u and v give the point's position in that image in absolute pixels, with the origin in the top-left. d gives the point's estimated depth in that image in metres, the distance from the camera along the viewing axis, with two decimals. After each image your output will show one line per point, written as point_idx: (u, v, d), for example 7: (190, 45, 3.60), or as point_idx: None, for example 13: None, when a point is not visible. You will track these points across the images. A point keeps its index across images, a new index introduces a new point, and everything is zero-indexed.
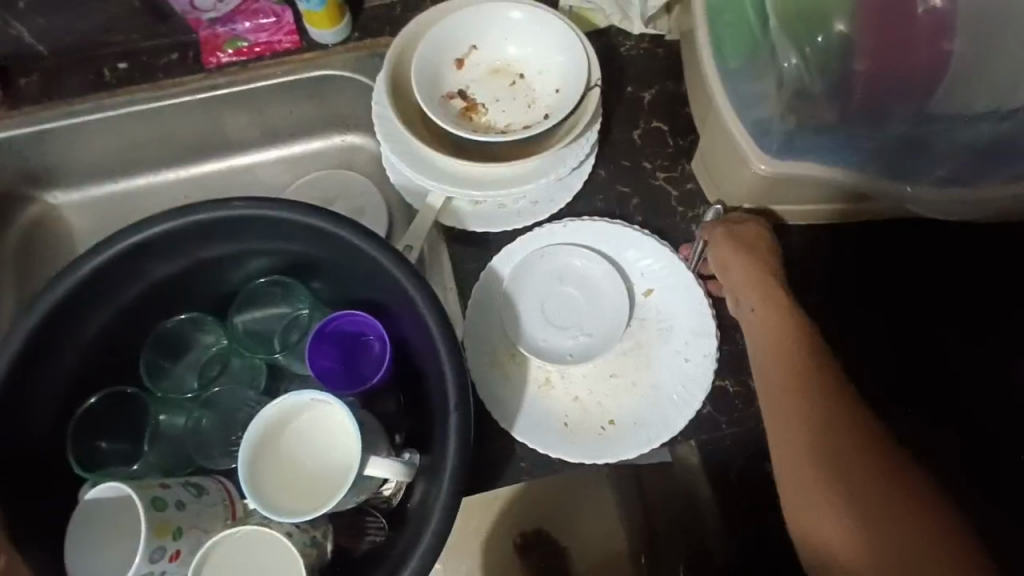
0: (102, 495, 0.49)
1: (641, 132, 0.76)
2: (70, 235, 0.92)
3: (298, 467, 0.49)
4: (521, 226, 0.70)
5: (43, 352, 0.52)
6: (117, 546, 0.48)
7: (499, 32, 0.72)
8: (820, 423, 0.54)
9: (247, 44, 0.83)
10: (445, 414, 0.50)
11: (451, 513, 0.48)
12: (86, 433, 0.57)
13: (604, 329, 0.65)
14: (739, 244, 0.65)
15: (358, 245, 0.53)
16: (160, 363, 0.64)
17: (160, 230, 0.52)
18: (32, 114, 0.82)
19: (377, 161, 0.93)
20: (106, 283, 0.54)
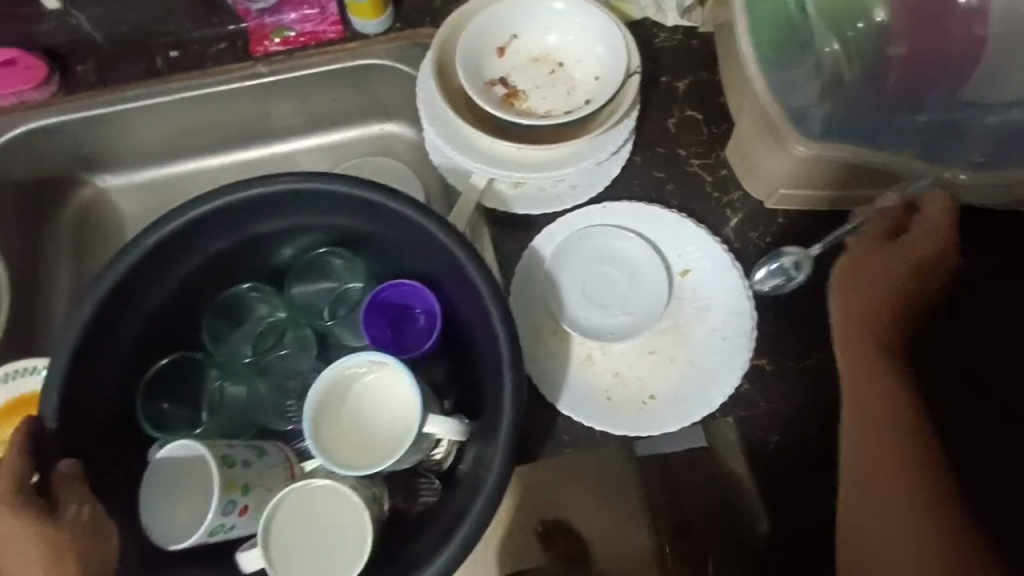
0: (171, 455, 0.52)
1: (677, 120, 0.78)
2: (118, 217, 0.95)
3: (359, 429, 0.52)
4: (562, 208, 0.72)
5: (107, 323, 0.53)
6: (189, 499, 0.51)
7: (540, 22, 0.74)
8: (882, 447, 0.57)
9: (293, 33, 0.86)
10: (499, 381, 0.52)
11: (507, 474, 0.50)
12: (151, 394, 0.60)
13: (643, 308, 0.68)
14: (860, 265, 0.62)
15: (414, 219, 0.55)
16: (222, 329, 0.67)
17: (218, 205, 0.54)
18: (88, 99, 0.85)
19: (415, 149, 0.96)
20: (165, 257, 0.55)
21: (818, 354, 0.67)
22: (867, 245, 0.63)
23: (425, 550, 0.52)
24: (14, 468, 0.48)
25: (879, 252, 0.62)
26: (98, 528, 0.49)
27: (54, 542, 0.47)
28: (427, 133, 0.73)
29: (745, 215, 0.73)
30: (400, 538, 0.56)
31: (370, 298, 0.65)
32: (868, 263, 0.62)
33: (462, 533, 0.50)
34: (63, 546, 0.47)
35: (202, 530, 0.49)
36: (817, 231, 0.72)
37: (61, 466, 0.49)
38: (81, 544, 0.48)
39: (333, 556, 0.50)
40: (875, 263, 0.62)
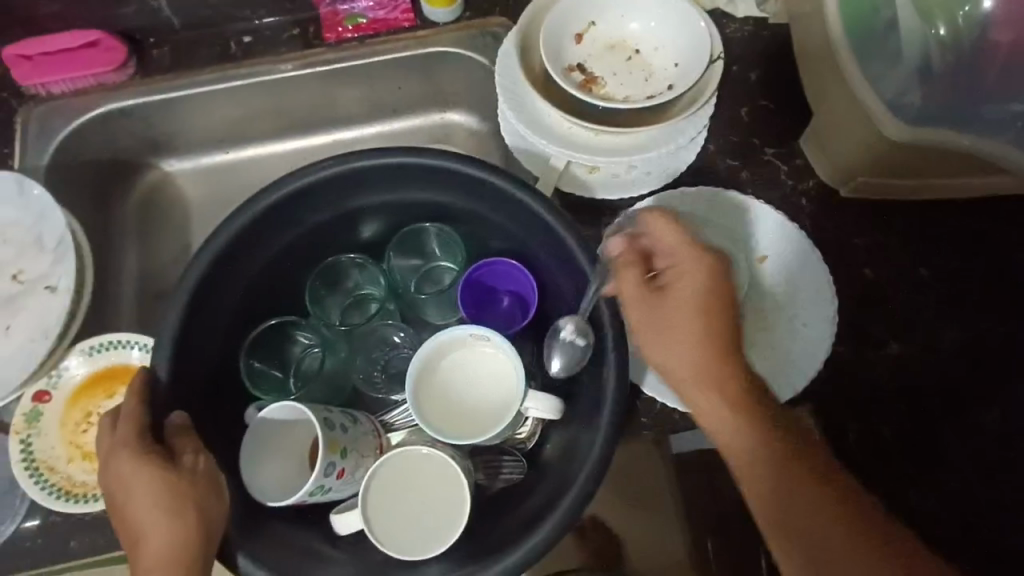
0: (269, 416, 0.53)
1: (749, 109, 0.78)
2: (182, 201, 0.96)
3: (460, 399, 0.55)
4: (638, 193, 0.73)
5: (217, 280, 0.57)
6: (291, 460, 0.54)
7: (620, 9, 0.74)
8: (793, 534, 0.48)
9: (365, 20, 0.88)
10: (601, 362, 0.54)
11: (611, 447, 0.50)
12: (254, 355, 0.64)
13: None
14: (657, 334, 0.52)
15: (518, 197, 0.57)
16: (320, 291, 0.69)
17: (331, 173, 0.57)
18: (164, 81, 0.87)
19: (475, 139, 0.96)
20: (275, 222, 0.59)
21: (894, 343, 0.68)
22: (653, 289, 0.53)
23: (523, 521, 0.52)
24: (134, 418, 0.50)
25: (648, 309, 0.52)
26: (210, 474, 0.50)
27: (174, 487, 0.48)
28: (503, 112, 0.74)
29: (822, 202, 0.73)
30: (490, 513, 0.56)
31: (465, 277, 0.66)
32: (672, 319, 0.52)
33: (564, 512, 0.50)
34: (184, 490, 0.48)
35: (304, 490, 0.49)
36: (895, 221, 0.71)
37: (174, 417, 0.52)
38: (199, 488, 0.49)
39: (427, 524, 0.52)
40: (664, 305, 0.52)
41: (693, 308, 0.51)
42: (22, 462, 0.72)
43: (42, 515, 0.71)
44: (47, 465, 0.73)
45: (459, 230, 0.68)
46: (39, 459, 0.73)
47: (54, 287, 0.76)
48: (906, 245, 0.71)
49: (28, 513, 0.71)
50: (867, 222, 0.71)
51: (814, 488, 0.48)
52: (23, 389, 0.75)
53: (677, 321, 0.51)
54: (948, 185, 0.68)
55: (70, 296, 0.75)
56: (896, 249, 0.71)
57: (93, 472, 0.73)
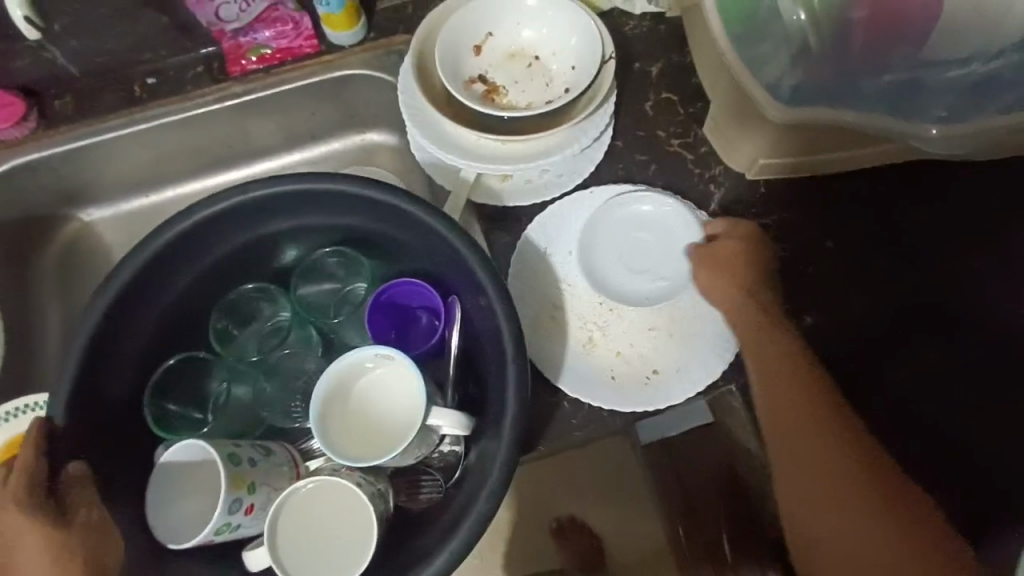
0: (172, 459, 0.54)
1: (653, 102, 0.79)
2: (105, 250, 0.94)
3: (363, 421, 0.56)
4: (551, 196, 0.74)
5: (118, 320, 0.59)
6: (195, 499, 0.53)
7: (513, 18, 0.75)
8: (776, 422, 0.62)
9: (270, 50, 0.87)
10: (504, 375, 0.54)
11: (516, 455, 0.51)
12: (162, 395, 0.65)
13: (675, 270, 0.71)
14: (712, 270, 0.66)
15: (406, 210, 0.59)
16: (229, 329, 0.72)
17: (219, 208, 0.59)
18: (68, 132, 0.85)
19: (398, 157, 0.97)
20: (174, 257, 0.61)
21: (809, 316, 0.70)
22: (709, 248, 0.67)
23: (432, 540, 0.52)
24: (26, 470, 0.51)
25: (706, 253, 0.67)
26: (103, 524, 0.52)
27: (60, 540, 0.50)
28: (409, 131, 0.74)
29: (728, 188, 0.75)
30: (413, 532, 0.56)
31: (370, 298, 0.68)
32: (720, 261, 0.66)
33: (471, 522, 0.50)
34: (71, 542, 0.51)
35: (209, 529, 0.50)
36: (795, 197, 0.73)
37: (71, 468, 0.52)
38: (88, 538, 0.51)
39: (343, 546, 0.53)
40: (719, 259, 0.66)
41: (750, 262, 0.65)
42: None
43: None
44: None
45: (364, 251, 0.69)
46: None
47: None
48: (812, 220, 0.72)
49: None
50: (774, 202, 0.73)
51: (826, 417, 0.60)
52: None
53: (715, 265, 0.66)
54: (835, 160, 0.71)
55: None
56: (804, 225, 0.72)
57: None
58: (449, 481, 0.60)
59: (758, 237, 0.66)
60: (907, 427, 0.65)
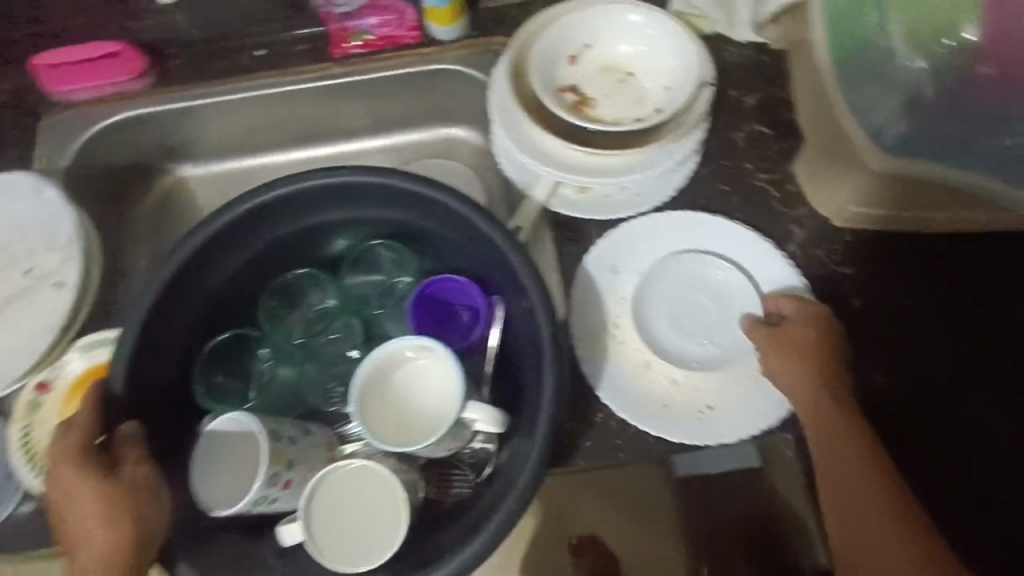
0: (218, 429, 0.56)
1: (744, 134, 0.78)
2: (194, 205, 1.00)
3: (395, 410, 0.57)
4: (626, 214, 0.74)
5: (186, 280, 0.60)
6: (235, 471, 0.54)
7: (614, 33, 0.75)
8: (838, 514, 0.58)
9: (372, 37, 0.90)
10: (541, 377, 0.55)
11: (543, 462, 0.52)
12: (209, 364, 0.65)
13: (728, 339, 0.69)
14: (781, 349, 0.64)
15: (465, 214, 0.60)
16: (276, 310, 0.71)
17: (284, 190, 0.60)
18: (178, 92, 0.90)
19: (478, 154, 0.98)
20: (237, 234, 0.61)
21: (878, 374, 0.67)
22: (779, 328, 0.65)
23: (458, 533, 0.53)
24: (84, 425, 0.51)
25: (774, 334, 0.65)
26: (152, 483, 0.51)
27: (112, 496, 0.50)
28: (495, 133, 0.75)
29: (812, 232, 0.72)
30: (440, 523, 0.58)
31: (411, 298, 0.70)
32: (787, 339, 0.64)
33: (497, 520, 0.51)
34: (121, 498, 0.50)
35: (248, 499, 0.53)
36: (875, 248, 0.70)
37: (124, 427, 0.52)
38: (137, 496, 0.50)
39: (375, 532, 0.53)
40: (787, 337, 0.64)
41: (823, 343, 0.63)
42: (20, 449, 0.69)
43: (33, 498, 0.68)
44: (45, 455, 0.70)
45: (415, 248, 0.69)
46: (35, 445, 0.70)
47: (62, 284, 0.74)
48: (894, 275, 0.69)
49: (27, 496, 0.68)
50: (858, 252, 0.70)
51: (898, 512, 0.56)
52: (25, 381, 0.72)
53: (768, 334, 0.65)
54: (934, 221, 0.68)
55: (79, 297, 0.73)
56: (885, 280, 0.70)
57: None
58: (479, 477, 0.61)
59: (831, 320, 0.64)
60: (954, 504, 0.63)
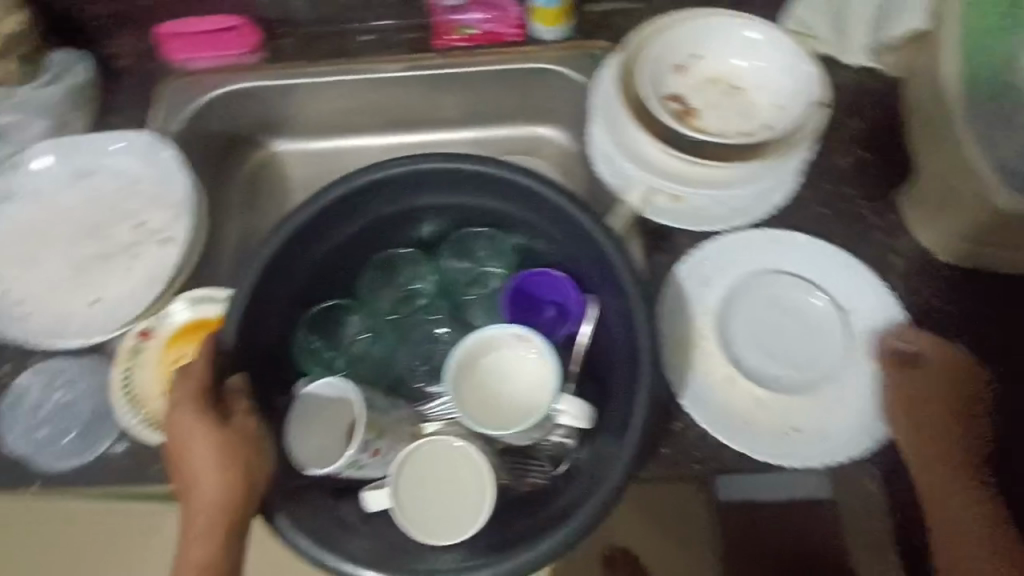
0: (316, 392, 0.59)
1: (848, 159, 0.77)
2: (286, 179, 1.02)
3: (486, 396, 0.60)
4: (716, 228, 0.74)
5: (297, 248, 0.63)
6: (327, 434, 0.58)
7: (725, 47, 0.75)
8: (949, 550, 0.59)
9: (475, 31, 0.91)
10: (633, 374, 0.56)
11: (635, 459, 0.54)
12: (309, 328, 0.68)
13: (808, 365, 0.68)
14: (906, 382, 0.64)
15: (571, 212, 0.61)
16: (374, 282, 0.73)
17: (398, 171, 0.62)
18: (286, 70, 0.93)
19: (563, 156, 0.99)
20: (348, 209, 0.64)
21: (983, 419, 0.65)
22: (909, 360, 0.65)
23: (547, 520, 0.56)
24: (200, 375, 0.54)
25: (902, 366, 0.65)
26: (258, 436, 0.54)
27: (224, 444, 0.52)
28: (596, 134, 0.75)
29: (911, 264, 0.72)
30: (522, 512, 0.60)
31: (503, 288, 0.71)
32: (914, 375, 0.64)
33: (587, 511, 0.53)
34: (233, 446, 0.52)
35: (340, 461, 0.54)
36: (975, 288, 0.70)
37: (233, 379, 0.55)
38: (245, 446, 0.53)
39: (454, 514, 0.56)
40: (915, 372, 0.64)
41: (952, 385, 0.64)
42: (121, 392, 0.73)
43: (127, 440, 0.72)
44: (141, 398, 0.74)
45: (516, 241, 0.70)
46: (135, 390, 0.74)
47: (170, 241, 0.81)
48: (991, 317, 0.69)
49: (119, 437, 0.72)
50: (955, 290, 0.70)
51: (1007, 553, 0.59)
52: (132, 325, 0.76)
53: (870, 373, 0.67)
54: None
55: (183, 254, 0.78)
56: (982, 321, 0.69)
57: None
58: (555, 470, 0.63)
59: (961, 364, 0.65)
60: None
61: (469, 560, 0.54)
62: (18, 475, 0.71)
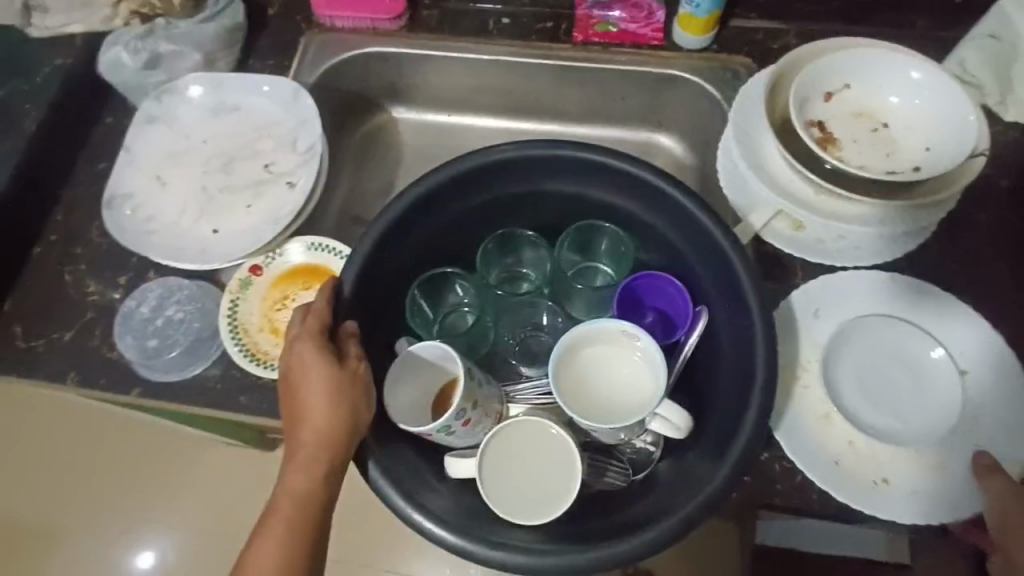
0: (420, 352, 0.59)
1: (989, 216, 0.74)
2: (399, 146, 1.03)
3: (584, 388, 0.60)
4: (838, 264, 0.71)
5: (426, 209, 0.65)
6: (428, 395, 0.60)
7: (884, 77, 0.72)
8: None
9: (616, 29, 0.91)
10: (746, 392, 0.56)
11: (734, 476, 0.53)
12: (422, 288, 0.70)
13: (915, 421, 0.64)
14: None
15: (703, 222, 0.61)
16: (491, 254, 0.74)
17: (536, 152, 0.64)
18: (423, 40, 0.94)
19: (673, 166, 0.98)
20: (479, 181, 0.66)
21: None
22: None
23: (632, 520, 0.55)
24: (321, 318, 0.57)
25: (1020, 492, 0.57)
26: (365, 383, 0.56)
27: (338, 384, 0.55)
28: (727, 150, 0.75)
29: None
30: (600, 508, 0.60)
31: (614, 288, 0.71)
32: None
33: (677, 518, 0.53)
34: (345, 387, 0.55)
35: (434, 424, 0.55)
36: None
37: (348, 325, 0.58)
38: (355, 389, 0.55)
39: (535, 499, 0.56)
40: None
41: None
42: (226, 318, 0.76)
43: (224, 365, 0.75)
44: (243, 328, 0.77)
45: (636, 241, 0.70)
46: (238, 320, 0.77)
47: (294, 184, 0.84)
48: None
49: (217, 361, 0.75)
50: None
51: None
52: (244, 259, 0.80)
53: (997, 477, 0.58)
54: None
55: (305, 196, 0.82)
56: None
57: (277, 345, 0.76)
58: (636, 475, 0.63)
59: None
60: None
61: (544, 542, 0.53)
62: (119, 381, 0.75)
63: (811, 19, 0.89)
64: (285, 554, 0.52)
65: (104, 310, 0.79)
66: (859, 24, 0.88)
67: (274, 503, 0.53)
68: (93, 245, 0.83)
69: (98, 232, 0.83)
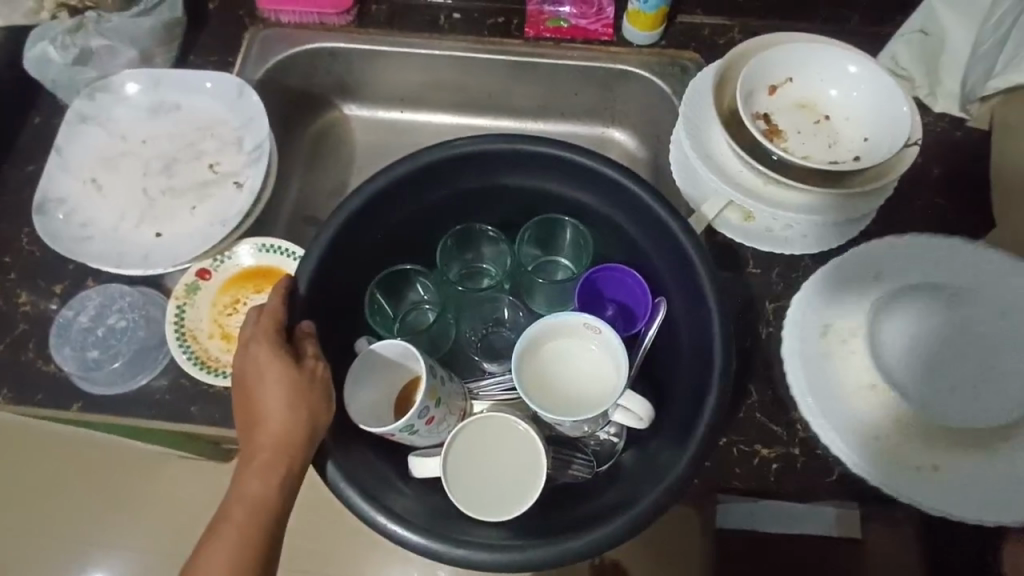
0: (379, 351, 0.58)
1: (922, 202, 0.78)
2: (352, 143, 1.01)
3: (547, 380, 0.60)
4: (787, 251, 0.74)
5: (380, 207, 0.64)
6: (388, 395, 0.59)
7: (825, 71, 0.75)
8: None
9: (567, 25, 0.91)
10: (705, 381, 0.57)
11: (696, 463, 0.54)
12: (383, 285, 0.69)
13: (983, 410, 0.58)
14: None
15: (658, 213, 0.62)
16: (450, 250, 0.73)
17: (491, 146, 0.63)
18: (374, 35, 0.92)
19: (627, 160, 0.99)
20: (435, 176, 0.65)
21: None
22: None
23: (597, 511, 0.56)
24: (275, 318, 0.56)
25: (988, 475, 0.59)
26: (325, 385, 0.55)
27: (296, 386, 0.53)
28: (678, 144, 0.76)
29: None
30: (567, 501, 0.60)
31: (573, 283, 0.72)
32: None
33: (643, 506, 0.53)
34: (304, 390, 0.53)
35: (397, 424, 0.54)
36: None
37: (305, 324, 0.57)
38: (315, 392, 0.54)
39: (496, 496, 0.56)
40: None
41: None
42: (174, 325, 0.73)
43: (173, 374, 0.72)
44: (192, 334, 0.74)
45: (594, 235, 0.71)
46: (186, 326, 0.74)
47: (242, 184, 0.81)
48: None
49: (164, 370, 0.72)
50: None
51: None
52: (191, 263, 0.77)
53: None
54: None
55: (253, 196, 0.79)
56: None
57: (229, 351, 0.74)
58: (600, 467, 0.63)
59: None
60: None
61: (513, 539, 0.53)
62: (57, 396, 0.71)
63: (753, 16, 0.91)
64: (233, 565, 0.49)
65: (39, 321, 0.75)
66: (798, 21, 0.91)
67: (225, 512, 0.51)
68: (23, 253, 0.78)
69: (29, 239, 0.79)
